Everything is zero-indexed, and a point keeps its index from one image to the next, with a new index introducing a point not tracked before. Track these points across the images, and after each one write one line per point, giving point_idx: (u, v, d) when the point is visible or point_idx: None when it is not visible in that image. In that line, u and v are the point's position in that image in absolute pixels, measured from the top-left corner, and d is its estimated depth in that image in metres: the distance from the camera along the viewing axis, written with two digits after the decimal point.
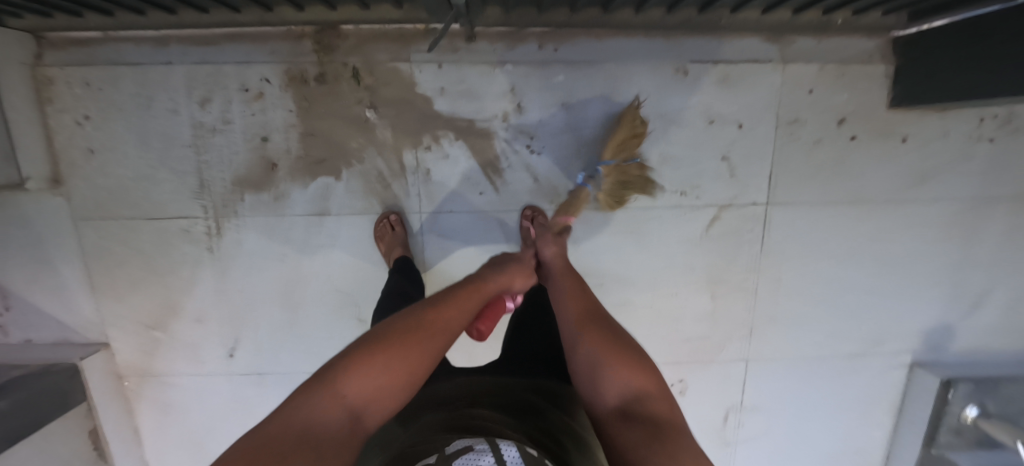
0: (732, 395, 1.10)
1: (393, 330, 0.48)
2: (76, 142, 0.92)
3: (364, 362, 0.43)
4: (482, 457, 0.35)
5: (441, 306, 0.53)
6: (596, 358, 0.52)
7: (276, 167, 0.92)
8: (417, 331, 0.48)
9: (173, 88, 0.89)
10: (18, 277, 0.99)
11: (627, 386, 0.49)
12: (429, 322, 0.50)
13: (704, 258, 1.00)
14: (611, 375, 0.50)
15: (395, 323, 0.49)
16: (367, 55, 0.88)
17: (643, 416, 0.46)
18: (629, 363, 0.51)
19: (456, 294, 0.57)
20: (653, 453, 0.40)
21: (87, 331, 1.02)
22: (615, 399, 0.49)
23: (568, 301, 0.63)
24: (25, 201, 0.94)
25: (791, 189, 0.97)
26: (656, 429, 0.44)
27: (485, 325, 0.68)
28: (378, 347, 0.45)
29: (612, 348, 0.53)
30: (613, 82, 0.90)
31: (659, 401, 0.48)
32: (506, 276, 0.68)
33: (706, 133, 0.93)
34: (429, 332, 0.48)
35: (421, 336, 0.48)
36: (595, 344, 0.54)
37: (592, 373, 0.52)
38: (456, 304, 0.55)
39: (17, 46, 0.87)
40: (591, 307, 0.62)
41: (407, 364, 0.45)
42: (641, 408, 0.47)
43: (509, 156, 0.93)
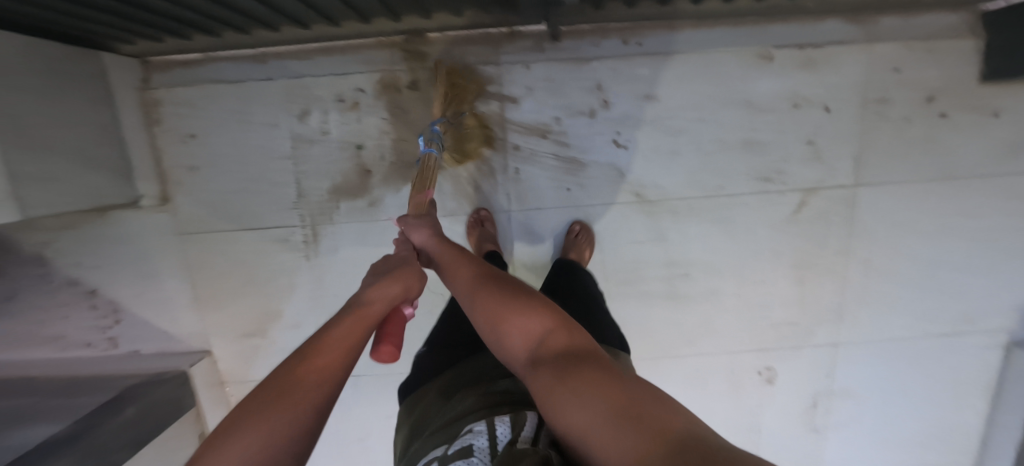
0: (822, 381, 1.08)
1: (262, 399, 0.35)
2: (181, 159, 0.96)
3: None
4: (477, 438, 0.40)
5: (309, 355, 0.40)
6: (498, 325, 0.49)
7: (370, 173, 0.96)
8: (258, 414, 0.34)
9: (272, 102, 0.93)
10: (127, 291, 1.04)
11: (532, 336, 0.46)
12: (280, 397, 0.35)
13: (791, 243, 1.00)
14: (511, 336, 0.47)
15: (265, 388, 0.36)
16: (456, 59, 0.91)
17: (550, 357, 0.43)
18: (534, 312, 0.49)
19: (316, 341, 0.41)
20: (558, 396, 0.37)
21: (191, 340, 1.06)
22: (523, 351, 0.46)
23: (457, 276, 0.57)
24: (135, 219, 0.99)
25: (878, 169, 0.97)
26: (560, 369, 0.41)
27: (388, 348, 0.44)
28: (246, 426, 0.33)
29: (508, 308, 0.49)
30: (697, 72, 0.91)
31: (559, 333, 0.46)
32: (388, 289, 0.50)
33: (792, 117, 0.93)
34: (281, 411, 0.34)
35: (271, 418, 0.33)
36: (494, 311, 0.50)
37: (497, 336, 0.48)
38: (317, 353, 0.40)
39: (127, 71, 0.92)
40: (477, 275, 0.56)
41: (291, 429, 0.33)
42: (547, 351, 0.44)
43: (595, 151, 0.94)
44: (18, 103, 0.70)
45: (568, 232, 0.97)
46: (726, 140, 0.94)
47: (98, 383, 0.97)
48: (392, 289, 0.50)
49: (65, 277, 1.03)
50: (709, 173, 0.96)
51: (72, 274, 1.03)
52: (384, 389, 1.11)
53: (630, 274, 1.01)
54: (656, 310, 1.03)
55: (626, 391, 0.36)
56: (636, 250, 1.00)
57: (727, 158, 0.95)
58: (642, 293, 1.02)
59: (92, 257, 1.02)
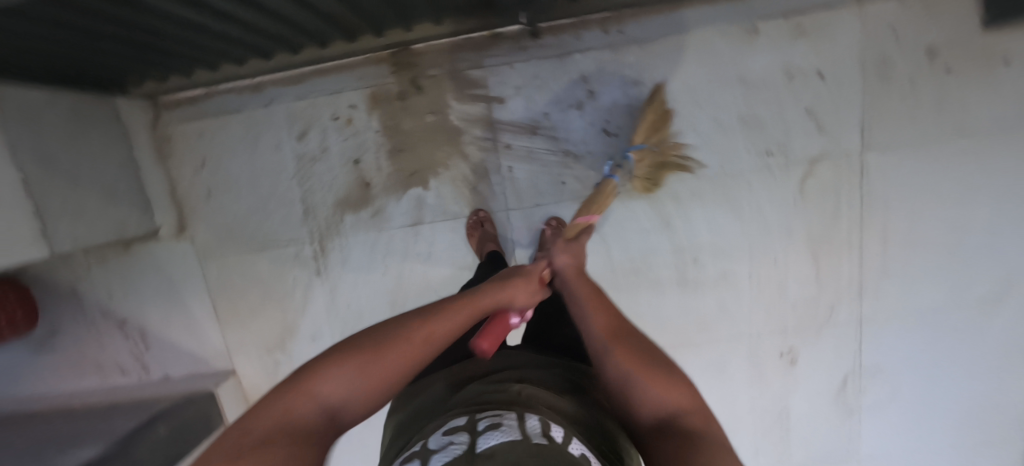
0: (850, 359, 1.04)
1: (395, 329, 0.42)
2: (195, 189, 1.02)
3: (342, 369, 0.38)
4: (506, 420, 0.36)
5: (433, 316, 0.44)
6: (625, 369, 0.43)
7: (370, 185, 0.99)
8: (399, 339, 0.41)
9: (274, 126, 0.98)
10: (155, 318, 1.10)
11: (664, 400, 0.40)
12: (410, 336, 0.41)
13: (801, 217, 0.97)
14: (639, 389, 0.41)
15: (388, 327, 0.42)
16: (443, 66, 0.94)
17: (684, 436, 0.37)
18: (670, 373, 0.42)
19: (449, 306, 0.46)
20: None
21: (217, 360, 1.11)
22: (650, 415, 0.40)
23: (590, 304, 0.52)
24: (158, 248, 1.05)
25: (887, 132, 0.93)
26: (702, 453, 0.34)
27: (488, 343, 0.48)
28: (373, 345, 0.40)
29: (641, 359, 0.43)
30: (683, 53, 0.90)
31: (693, 416, 0.39)
32: (514, 291, 0.53)
33: (788, 89, 0.91)
34: (412, 341, 0.41)
35: (401, 348, 0.40)
36: (625, 354, 0.44)
37: (620, 381, 0.42)
38: (448, 317, 0.45)
39: (141, 111, 0.98)
40: (611, 313, 0.50)
41: (394, 365, 0.39)
42: (679, 424, 0.38)
43: (588, 142, 0.95)
44: (45, 145, 0.77)
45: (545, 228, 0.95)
46: (722, 119, 0.93)
47: (135, 406, 1.03)
48: (517, 293, 0.53)
49: (100, 309, 1.10)
50: (707, 153, 0.94)
51: (106, 305, 1.09)
52: None
53: (637, 263, 1.00)
54: (668, 297, 1.02)
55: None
56: (640, 238, 0.99)
57: (724, 136, 0.94)
58: (651, 281, 1.01)
59: (122, 288, 1.09)
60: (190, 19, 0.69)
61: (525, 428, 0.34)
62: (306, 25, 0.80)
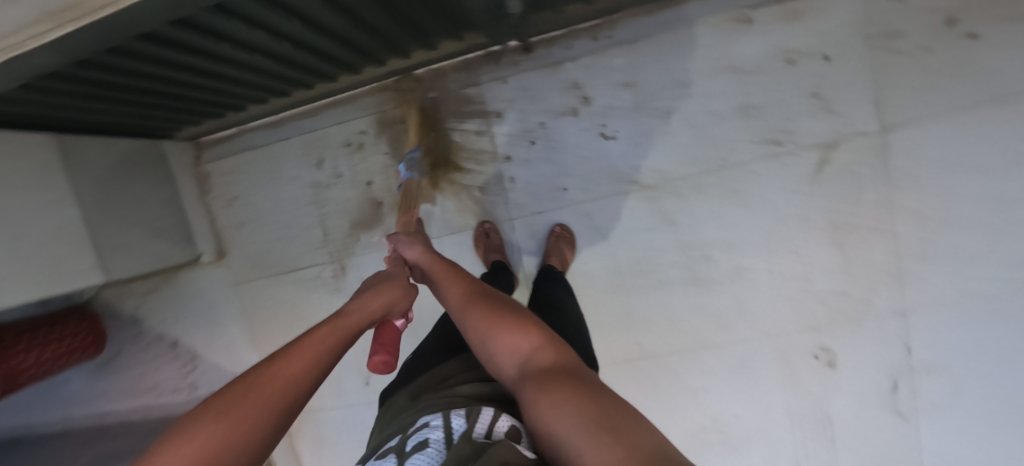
0: (896, 357, 0.94)
1: (237, 393, 0.33)
2: (228, 220, 1.12)
3: (190, 442, 0.29)
4: (432, 431, 0.38)
5: (291, 357, 0.38)
6: (490, 340, 0.48)
7: (380, 205, 1.05)
8: (253, 395, 0.33)
9: (293, 157, 1.06)
10: (199, 340, 1.20)
11: (524, 350, 0.45)
12: (270, 378, 0.35)
13: (820, 206, 0.91)
14: (498, 350, 0.47)
15: (224, 394, 0.33)
16: (441, 88, 0.99)
17: (536, 372, 0.42)
18: (525, 328, 0.48)
19: (311, 334, 0.42)
20: (538, 403, 0.36)
21: None
22: (515, 366, 0.45)
23: (455, 292, 0.58)
24: (199, 275, 1.16)
25: (905, 109, 0.87)
26: (544, 378, 0.40)
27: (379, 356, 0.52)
28: (204, 423, 0.30)
29: (500, 324, 0.49)
30: (674, 50, 0.90)
31: (545, 351, 0.45)
32: (381, 299, 0.57)
33: (788, 74, 0.88)
34: (270, 391, 0.34)
35: (263, 392, 0.34)
36: (489, 323, 0.50)
37: (489, 350, 0.48)
38: (309, 343, 0.41)
39: (182, 154, 1.10)
40: (471, 295, 0.57)
41: (255, 430, 0.32)
42: (533, 363, 0.43)
43: (585, 147, 0.95)
44: (96, 188, 0.88)
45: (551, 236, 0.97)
46: (720, 111, 0.91)
47: None
48: (379, 301, 0.56)
49: (154, 333, 1.22)
50: (709, 147, 0.92)
51: (159, 329, 1.21)
52: None
53: (645, 265, 0.97)
54: (682, 299, 0.97)
55: (601, 404, 0.34)
56: (645, 238, 0.96)
57: (724, 128, 0.91)
58: (661, 282, 0.97)
59: (172, 314, 1.20)
60: (208, 68, 0.78)
61: (448, 436, 0.36)
62: (313, 63, 0.87)
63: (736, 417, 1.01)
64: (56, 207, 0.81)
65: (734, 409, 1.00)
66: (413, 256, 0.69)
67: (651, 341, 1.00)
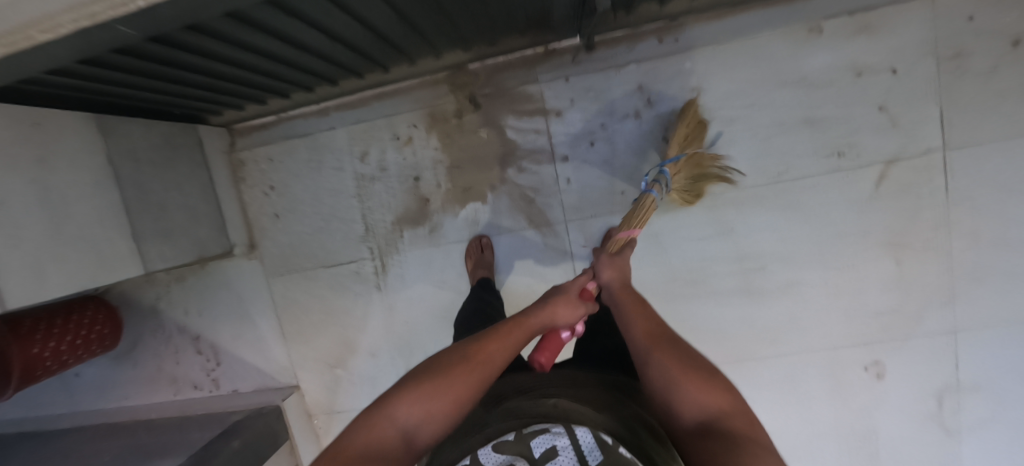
0: (944, 373, 0.95)
1: (455, 356, 0.44)
2: (264, 210, 1.07)
3: (412, 393, 0.40)
4: (558, 438, 0.37)
5: (488, 338, 0.46)
6: (666, 373, 0.42)
7: (429, 201, 1.01)
8: (462, 363, 0.43)
9: (337, 148, 1.02)
10: (225, 335, 1.15)
11: (709, 403, 0.39)
12: (466, 364, 0.43)
13: (878, 220, 0.91)
14: (682, 394, 0.40)
15: (447, 355, 0.44)
16: (498, 84, 0.96)
17: (726, 437, 0.36)
18: (713, 380, 0.41)
19: (504, 329, 0.47)
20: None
21: (281, 375, 1.15)
22: (694, 417, 0.39)
23: (635, 315, 0.51)
24: (230, 267, 1.11)
25: (969, 128, 0.87)
26: (743, 449, 0.34)
27: (544, 357, 0.56)
28: (435, 372, 0.42)
29: (684, 363, 0.42)
30: (742, 57, 0.89)
31: (743, 426, 0.37)
32: (555, 308, 0.51)
33: (855, 88, 0.88)
34: (472, 365, 0.42)
35: (453, 374, 0.42)
36: (671, 356, 0.43)
37: (663, 385, 0.42)
38: (500, 340, 0.46)
39: (218, 139, 1.05)
40: (652, 321, 0.50)
41: (457, 387, 0.41)
42: (721, 423, 0.37)
43: (646, 151, 0.94)
44: (135, 174, 0.84)
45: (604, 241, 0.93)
46: (785, 121, 0.90)
47: (208, 418, 1.07)
48: (563, 314, 0.52)
49: (177, 326, 1.17)
50: (772, 157, 0.91)
51: (182, 322, 1.16)
52: None
53: (700, 274, 0.96)
54: (735, 309, 0.97)
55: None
56: (702, 247, 0.95)
57: (788, 139, 0.90)
58: (716, 290, 0.96)
59: (196, 306, 1.15)
60: (276, 53, 0.74)
61: (579, 447, 0.36)
62: (374, 52, 0.84)
63: (782, 430, 1.01)
64: (99, 191, 0.77)
65: (780, 422, 1.00)
66: (604, 277, 0.62)
67: (702, 350, 0.99)
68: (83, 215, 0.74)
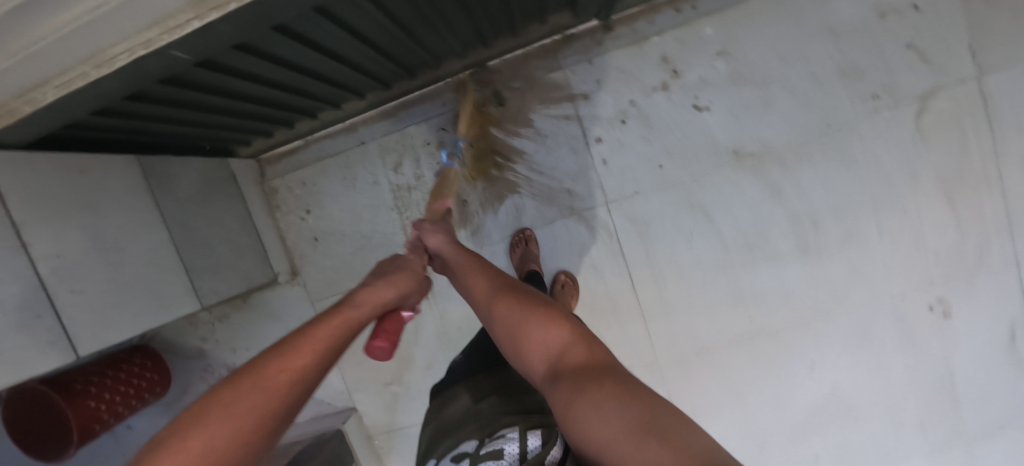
0: (1014, 305, 0.93)
1: (250, 375, 0.35)
2: (302, 235, 1.07)
3: (188, 438, 0.30)
4: (508, 443, 0.46)
5: (292, 344, 0.39)
6: (511, 333, 0.48)
7: (467, 203, 1.00)
8: (267, 378, 0.35)
9: (370, 162, 1.02)
10: None
11: (551, 343, 0.46)
12: (294, 352, 0.37)
13: (925, 159, 0.91)
14: (524, 344, 0.47)
15: (241, 373, 0.35)
16: (523, 76, 0.96)
17: (573, 372, 0.42)
18: (550, 320, 0.47)
19: (308, 327, 0.41)
20: (566, 403, 0.38)
21: (338, 400, 1.14)
22: (543, 362, 0.45)
23: (476, 282, 0.55)
24: (274, 297, 1.10)
25: (1006, 53, 0.86)
26: (579, 376, 0.41)
27: (380, 342, 0.46)
28: (226, 400, 0.33)
29: (525, 320, 0.48)
30: (765, 15, 0.89)
31: (578, 350, 0.45)
32: (394, 287, 0.51)
33: (884, 30, 0.88)
34: (279, 377, 0.35)
35: (249, 398, 0.33)
36: (508, 315, 0.49)
37: (513, 344, 0.48)
38: (301, 343, 0.39)
39: (248, 170, 1.05)
40: (495, 282, 0.55)
41: (260, 409, 0.33)
42: (561, 360, 0.44)
43: (680, 122, 0.93)
44: (180, 213, 0.83)
45: (553, 283, 0.98)
46: (818, 73, 0.90)
47: None
48: (393, 289, 0.51)
49: (226, 364, 1.15)
50: (807, 111, 0.91)
51: (231, 360, 1.15)
52: None
53: (752, 237, 0.96)
54: (791, 268, 0.96)
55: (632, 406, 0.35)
56: (750, 210, 0.95)
57: (821, 90, 0.90)
58: (771, 252, 0.96)
59: (244, 342, 1.14)
60: (311, 67, 0.73)
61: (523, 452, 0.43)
62: (401, 56, 0.83)
63: (855, 386, 0.99)
64: (150, 231, 0.76)
65: (851, 378, 0.98)
66: (434, 245, 0.62)
67: (765, 314, 0.98)
68: (133, 259, 0.72)
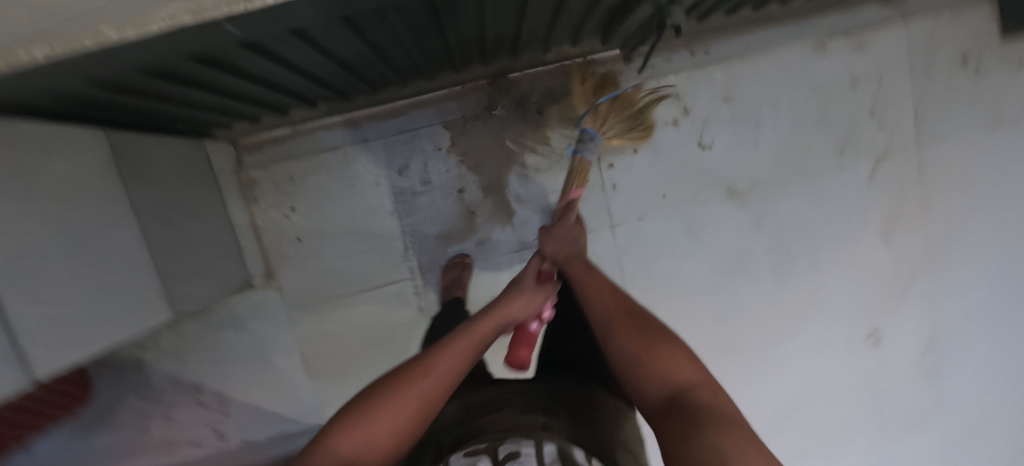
0: (926, 331, 1.13)
1: (408, 371, 0.51)
2: (284, 234, 0.95)
3: (353, 422, 0.46)
4: (526, 447, 0.48)
5: (441, 350, 0.54)
6: (639, 355, 0.55)
7: (474, 214, 0.98)
8: (420, 377, 0.50)
9: (373, 161, 0.95)
10: (237, 380, 1.01)
11: (675, 381, 0.52)
12: (427, 371, 0.51)
13: (875, 204, 1.07)
14: (646, 367, 0.54)
15: (406, 367, 0.52)
16: (544, 92, 0.96)
17: (690, 406, 0.48)
18: (679, 360, 0.54)
19: (453, 339, 0.55)
20: (707, 436, 0.43)
21: (308, 416, 1.04)
22: (660, 394, 0.51)
23: (598, 300, 0.64)
24: (241, 302, 0.97)
25: (936, 127, 1.06)
26: (712, 416, 0.46)
27: (524, 351, 0.69)
28: (390, 388, 0.49)
29: (647, 349, 0.56)
30: (763, 69, 1.00)
31: (698, 388, 0.51)
32: (517, 302, 0.64)
33: (851, 96, 1.03)
34: (420, 381, 0.49)
35: (408, 387, 0.49)
36: (636, 340, 0.57)
37: (626, 365, 0.56)
38: (454, 348, 0.54)
39: (223, 157, 0.92)
40: (616, 308, 0.62)
41: (405, 406, 0.47)
42: (679, 391, 0.51)
43: (685, 155, 1.01)
44: (157, 200, 0.71)
45: None
46: (800, 124, 1.03)
47: None
48: (517, 305, 0.64)
49: (171, 376, 0.99)
50: (791, 155, 1.03)
51: (179, 371, 0.99)
52: None
53: (734, 266, 1.06)
54: (766, 293, 1.07)
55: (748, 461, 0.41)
56: (737, 238, 1.05)
57: (804, 138, 1.03)
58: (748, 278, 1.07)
59: (198, 351, 0.99)
60: (344, 59, 0.67)
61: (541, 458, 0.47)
62: (433, 59, 0.79)
63: (808, 397, 1.13)
64: (121, 223, 0.62)
65: (806, 390, 1.12)
66: (549, 250, 0.73)
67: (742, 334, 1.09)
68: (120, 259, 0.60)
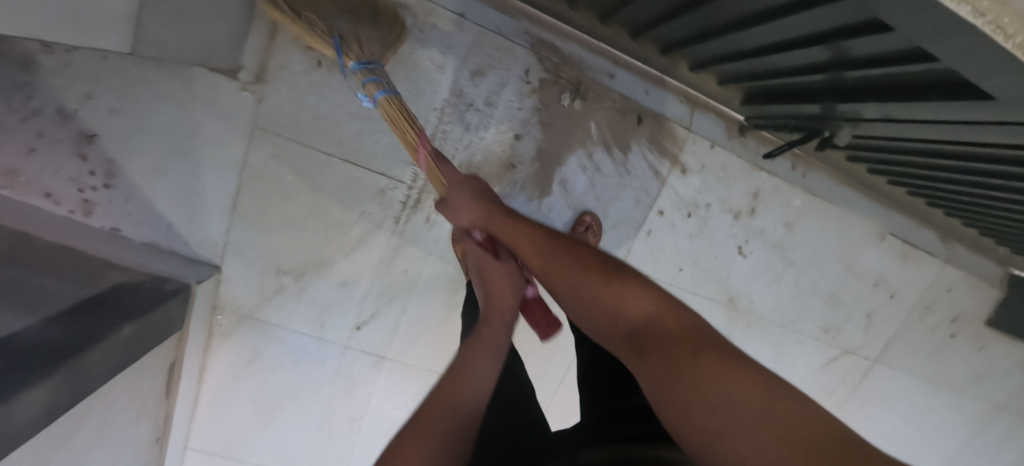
0: None
1: (432, 402, 0.38)
2: (304, 47, 0.75)
3: None
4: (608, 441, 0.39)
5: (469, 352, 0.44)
6: (586, 315, 0.42)
7: (512, 169, 0.86)
8: (453, 404, 0.38)
9: (454, 43, 0.78)
10: (142, 161, 0.79)
11: (630, 316, 0.39)
12: (458, 402, 0.38)
13: (813, 384, 1.14)
14: (599, 310, 0.40)
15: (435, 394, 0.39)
16: (659, 105, 0.88)
17: (660, 342, 0.35)
18: (624, 290, 0.40)
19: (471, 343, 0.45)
20: (704, 382, 0.30)
21: (201, 247, 0.86)
22: (620, 332, 0.39)
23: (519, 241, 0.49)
24: (209, 82, 0.76)
25: (896, 356, 1.15)
26: (703, 356, 0.32)
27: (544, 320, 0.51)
28: (415, 427, 0.35)
29: (591, 280, 0.42)
30: (831, 222, 1.00)
31: (663, 317, 0.37)
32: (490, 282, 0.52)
33: (867, 291, 1.07)
34: (454, 401, 0.38)
35: (445, 415, 0.36)
36: (586, 302, 0.41)
37: (585, 316, 0.42)
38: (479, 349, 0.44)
39: None
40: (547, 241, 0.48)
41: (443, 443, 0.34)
42: (649, 338, 0.36)
43: (722, 248, 0.97)
44: None
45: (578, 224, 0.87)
46: (816, 286, 1.05)
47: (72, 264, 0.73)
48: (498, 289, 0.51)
49: (55, 102, 0.74)
50: (791, 306, 1.05)
51: (70, 103, 0.74)
52: (403, 383, 0.99)
53: None
54: None
55: (765, 418, 0.27)
56: None
57: (811, 299, 1.05)
58: None
59: (113, 98, 0.75)
60: None
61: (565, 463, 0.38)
62: None
63: None
64: None
65: None
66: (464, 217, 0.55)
67: None
68: None
